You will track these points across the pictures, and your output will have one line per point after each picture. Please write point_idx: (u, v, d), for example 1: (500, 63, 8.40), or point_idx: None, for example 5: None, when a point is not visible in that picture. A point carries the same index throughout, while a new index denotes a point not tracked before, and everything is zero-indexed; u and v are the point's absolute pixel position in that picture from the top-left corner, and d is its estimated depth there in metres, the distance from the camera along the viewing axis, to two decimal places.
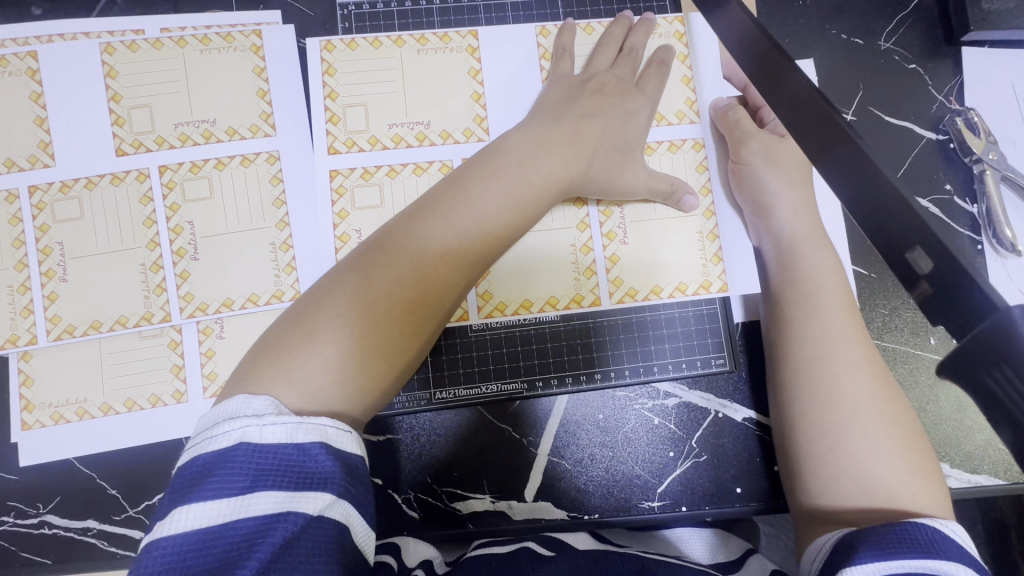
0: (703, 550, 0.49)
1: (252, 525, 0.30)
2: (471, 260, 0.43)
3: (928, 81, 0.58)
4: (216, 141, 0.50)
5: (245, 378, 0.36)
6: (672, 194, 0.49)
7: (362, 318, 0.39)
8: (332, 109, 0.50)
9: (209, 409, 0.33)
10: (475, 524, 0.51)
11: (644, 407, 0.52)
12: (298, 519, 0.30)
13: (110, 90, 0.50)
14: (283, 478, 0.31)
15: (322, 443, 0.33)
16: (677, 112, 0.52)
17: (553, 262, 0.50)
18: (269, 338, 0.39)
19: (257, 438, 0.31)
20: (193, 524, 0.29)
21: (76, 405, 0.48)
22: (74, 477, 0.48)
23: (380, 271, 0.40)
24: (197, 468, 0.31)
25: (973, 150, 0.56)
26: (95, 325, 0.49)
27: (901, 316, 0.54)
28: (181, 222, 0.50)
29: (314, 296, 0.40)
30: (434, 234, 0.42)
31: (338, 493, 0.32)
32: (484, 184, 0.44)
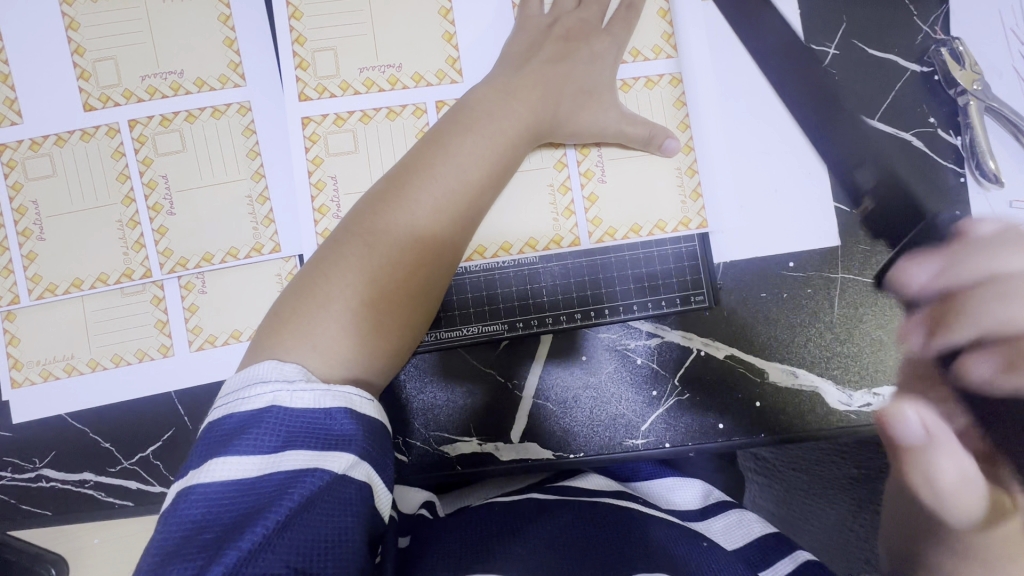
0: (694, 495, 0.51)
1: (282, 478, 0.31)
2: (461, 215, 0.43)
3: (914, 11, 0.56)
4: (185, 93, 0.49)
5: (262, 345, 0.37)
6: (651, 139, 0.49)
7: (373, 285, 0.39)
8: (298, 56, 0.48)
9: (240, 371, 0.34)
10: (463, 466, 0.52)
11: (626, 348, 0.53)
12: (324, 476, 0.31)
13: (72, 43, 0.49)
14: (311, 439, 0.32)
15: (347, 410, 0.33)
16: (653, 47, 0.51)
17: (530, 203, 0.50)
18: (280, 308, 0.39)
19: (287, 402, 0.32)
20: (225, 475, 0.31)
21: (64, 362, 0.49)
22: (66, 432, 0.49)
23: (377, 233, 0.41)
24: (230, 426, 0.32)
25: (958, 82, 0.54)
26: (77, 283, 0.49)
27: (880, 253, 0.54)
28: (155, 176, 0.49)
29: (319, 263, 0.40)
30: (425, 196, 0.42)
31: (361, 453, 0.33)
32: (464, 136, 0.44)
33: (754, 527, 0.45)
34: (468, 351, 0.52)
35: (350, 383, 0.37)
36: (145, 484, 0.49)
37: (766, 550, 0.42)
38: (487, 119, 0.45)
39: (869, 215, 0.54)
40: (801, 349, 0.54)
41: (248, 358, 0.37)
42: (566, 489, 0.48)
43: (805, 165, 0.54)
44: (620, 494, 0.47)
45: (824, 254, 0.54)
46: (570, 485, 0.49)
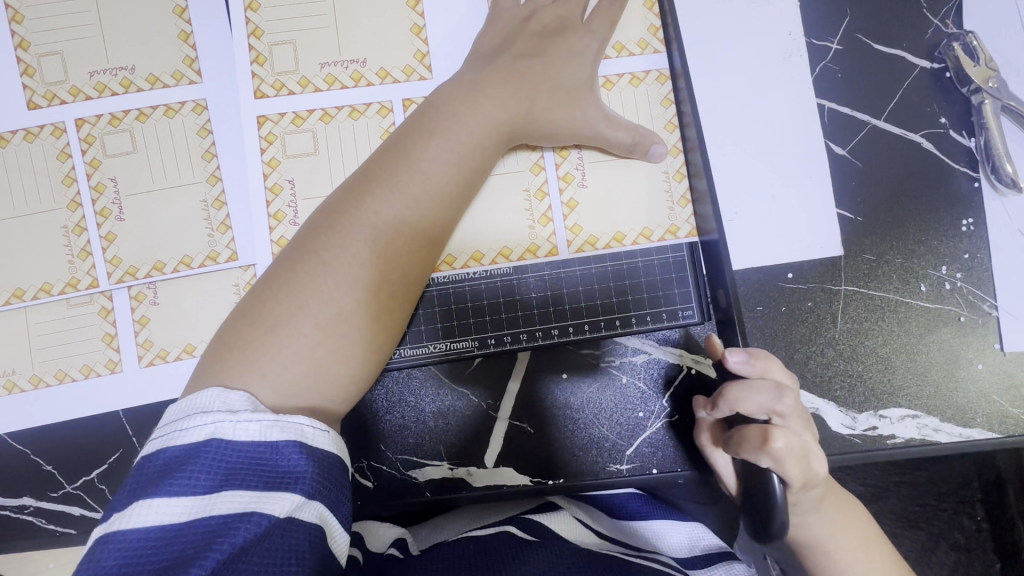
0: (681, 540, 0.48)
1: (215, 524, 0.28)
2: (426, 227, 0.40)
3: (923, 3, 0.52)
4: (137, 90, 0.46)
5: (205, 374, 0.34)
6: (636, 146, 0.45)
7: (327, 306, 0.36)
8: (253, 49, 0.45)
9: (182, 400, 0.31)
10: (433, 493, 0.48)
11: (610, 365, 0.49)
12: (263, 520, 0.29)
13: (16, 37, 0.46)
14: (253, 477, 0.29)
15: (296, 443, 0.31)
16: (639, 41, 0.47)
17: (507, 211, 0.46)
18: (225, 332, 0.36)
19: (229, 435, 0.30)
20: (150, 519, 0.27)
21: (4, 378, 0.46)
22: (5, 453, 0.46)
23: (332, 251, 0.37)
24: (163, 462, 0.29)
25: (972, 79, 0.50)
26: (19, 293, 0.46)
27: (888, 263, 0.51)
28: (103, 180, 0.46)
29: (268, 285, 0.37)
30: (386, 208, 0.38)
31: (309, 493, 0.30)
32: (426, 144, 0.40)
33: None
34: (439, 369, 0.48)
35: (300, 411, 0.34)
36: (89, 509, 0.46)
37: None
38: (453, 120, 0.41)
39: (873, 223, 0.51)
40: (799, 367, 0.50)
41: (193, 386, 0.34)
42: (545, 530, 0.44)
43: (806, 168, 0.50)
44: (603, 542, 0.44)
45: (826, 263, 0.51)
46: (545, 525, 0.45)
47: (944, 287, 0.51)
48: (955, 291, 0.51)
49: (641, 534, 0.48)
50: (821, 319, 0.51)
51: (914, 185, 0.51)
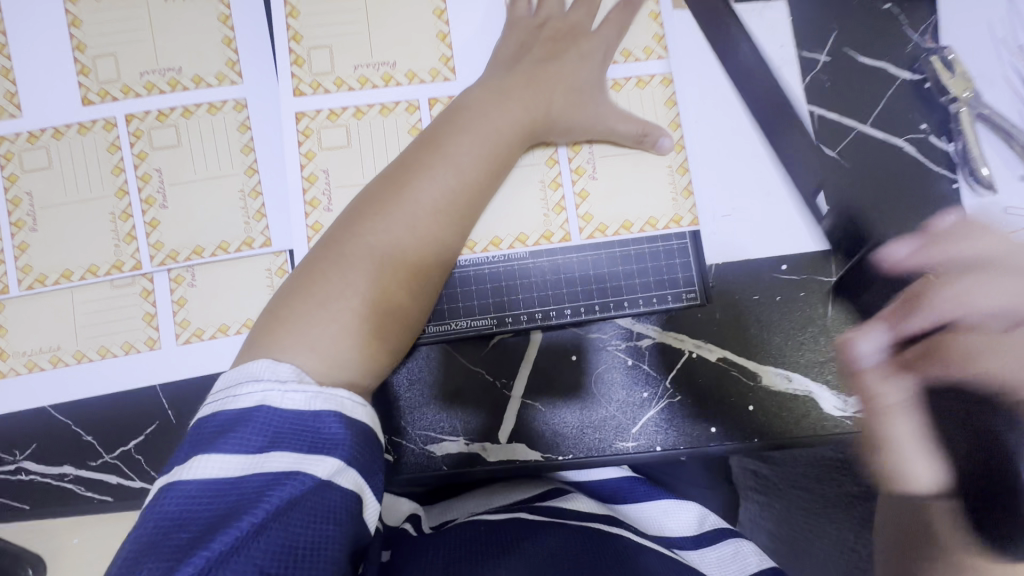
0: (685, 520, 0.51)
1: (264, 480, 0.31)
2: (456, 218, 0.44)
3: (904, 20, 0.57)
4: (183, 90, 0.50)
5: (257, 342, 0.37)
6: (645, 137, 0.50)
7: (377, 279, 0.40)
8: (295, 49, 0.49)
9: (236, 368, 0.34)
10: (450, 467, 0.51)
11: (618, 349, 0.52)
12: (306, 480, 0.31)
13: (74, 40, 0.50)
14: (298, 441, 0.32)
15: (337, 413, 0.33)
16: (644, 48, 0.53)
17: (524, 204, 0.50)
18: (273, 309, 0.39)
19: (277, 402, 0.33)
20: (208, 472, 0.31)
21: (50, 353, 0.49)
22: (48, 424, 0.48)
23: (376, 237, 0.41)
24: (219, 423, 0.32)
25: (951, 89, 0.55)
26: (67, 274, 0.49)
27: (875, 257, 0.55)
28: (149, 170, 0.50)
29: (314, 265, 0.40)
30: (424, 198, 0.42)
31: (347, 460, 0.33)
32: (456, 138, 0.44)
33: (750, 559, 0.45)
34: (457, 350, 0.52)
35: (338, 377, 0.37)
36: (125, 479, 0.48)
37: None
38: (480, 117, 0.45)
39: (861, 220, 0.55)
40: (794, 353, 0.53)
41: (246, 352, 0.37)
42: (561, 511, 0.47)
43: (797, 167, 0.54)
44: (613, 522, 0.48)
45: (819, 256, 0.54)
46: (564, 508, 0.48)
47: None
48: None
49: (644, 515, 0.51)
50: (815, 308, 0.53)
51: (897, 185, 0.55)
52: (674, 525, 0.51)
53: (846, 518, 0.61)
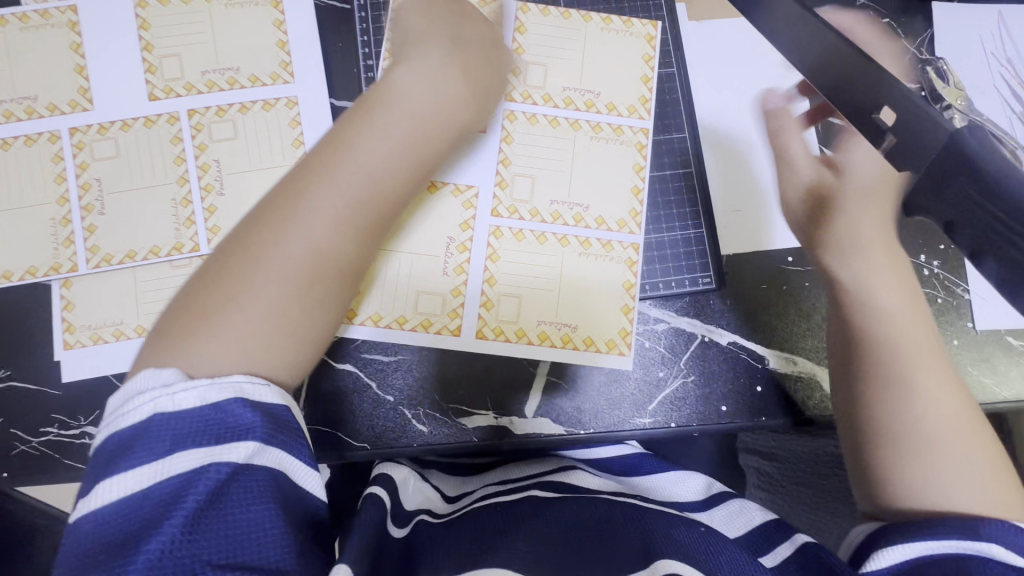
0: (696, 485, 0.56)
1: (174, 483, 0.31)
2: (397, 173, 0.44)
3: (901, 34, 0.62)
4: (240, 87, 0.55)
5: (172, 328, 0.37)
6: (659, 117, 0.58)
7: (311, 257, 0.40)
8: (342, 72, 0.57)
9: (121, 387, 0.34)
10: (479, 438, 0.55)
11: (636, 331, 0.56)
12: (221, 470, 0.32)
13: (143, 41, 0.54)
14: (201, 436, 0.33)
15: (238, 398, 0.34)
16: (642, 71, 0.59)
17: (605, 189, 0.57)
18: (193, 290, 0.39)
19: (168, 406, 0.33)
20: (115, 494, 0.31)
21: (114, 327, 0.53)
22: (112, 392, 0.52)
23: (320, 190, 0.41)
24: (111, 446, 0.32)
25: (944, 97, 0.60)
26: (131, 254, 0.53)
27: None
28: (208, 160, 0.54)
29: (253, 224, 0.40)
30: (377, 147, 0.43)
31: (263, 439, 0.34)
32: (380, 110, 0.45)
33: (754, 514, 0.48)
34: (585, 333, 0.56)
35: None
36: None
37: (767, 535, 0.45)
38: (407, 85, 0.46)
39: None
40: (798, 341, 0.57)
41: (161, 344, 0.37)
42: (570, 489, 0.51)
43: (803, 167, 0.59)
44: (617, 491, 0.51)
45: None
46: (570, 482, 0.52)
47: (925, 273, 0.59)
48: (934, 276, 0.59)
49: (656, 485, 0.55)
50: (818, 297, 0.57)
51: None
52: (684, 491, 0.55)
53: (847, 512, 0.67)
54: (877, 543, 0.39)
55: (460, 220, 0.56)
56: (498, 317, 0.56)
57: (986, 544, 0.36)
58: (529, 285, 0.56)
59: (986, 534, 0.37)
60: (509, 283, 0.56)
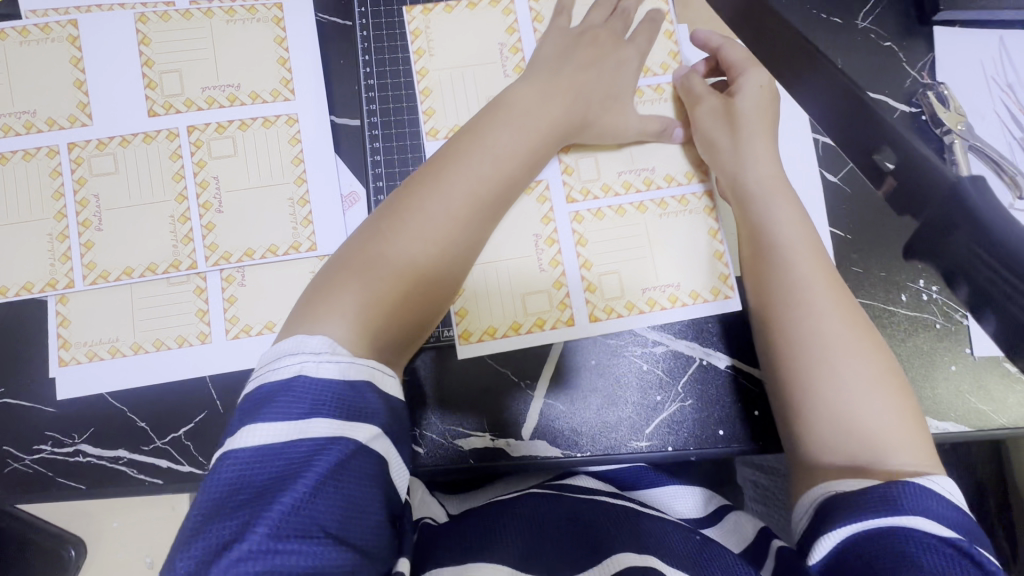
0: (693, 505, 0.56)
1: (310, 445, 0.34)
2: (506, 176, 0.49)
3: (903, 58, 0.62)
4: (241, 105, 0.55)
5: (311, 300, 0.42)
6: (664, 132, 0.57)
7: (412, 253, 0.44)
8: (345, 86, 0.56)
9: (274, 344, 0.38)
10: (476, 460, 0.55)
11: (635, 354, 0.56)
12: (347, 445, 0.35)
13: (143, 56, 0.54)
14: (336, 408, 0.36)
15: (368, 382, 0.38)
16: (662, 64, 0.59)
17: (669, 148, 0.58)
18: (331, 268, 0.44)
19: (314, 372, 0.36)
20: (259, 439, 0.34)
21: (109, 343, 0.52)
22: (106, 410, 0.52)
23: (449, 179, 0.47)
24: (261, 395, 0.36)
25: (944, 121, 0.60)
26: (128, 271, 0.53)
27: (874, 275, 0.59)
28: (208, 178, 0.54)
29: (388, 208, 0.46)
30: (500, 140, 0.50)
31: (380, 427, 0.37)
32: (472, 151, 0.49)
33: (748, 524, 0.50)
34: (690, 288, 0.56)
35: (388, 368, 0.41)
36: (175, 463, 0.52)
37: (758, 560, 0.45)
38: (498, 129, 0.50)
39: (860, 239, 0.59)
40: None
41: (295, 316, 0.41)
42: (572, 488, 0.53)
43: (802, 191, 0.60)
44: (618, 494, 0.53)
45: None
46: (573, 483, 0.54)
47: (924, 298, 0.59)
48: (933, 301, 0.59)
49: (657, 499, 0.56)
50: None
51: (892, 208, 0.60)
52: (683, 508, 0.55)
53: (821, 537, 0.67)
54: (818, 534, 0.40)
55: (539, 216, 0.57)
56: (604, 297, 0.56)
57: (909, 516, 0.36)
58: (622, 257, 0.57)
59: (908, 506, 0.37)
60: (602, 261, 0.57)
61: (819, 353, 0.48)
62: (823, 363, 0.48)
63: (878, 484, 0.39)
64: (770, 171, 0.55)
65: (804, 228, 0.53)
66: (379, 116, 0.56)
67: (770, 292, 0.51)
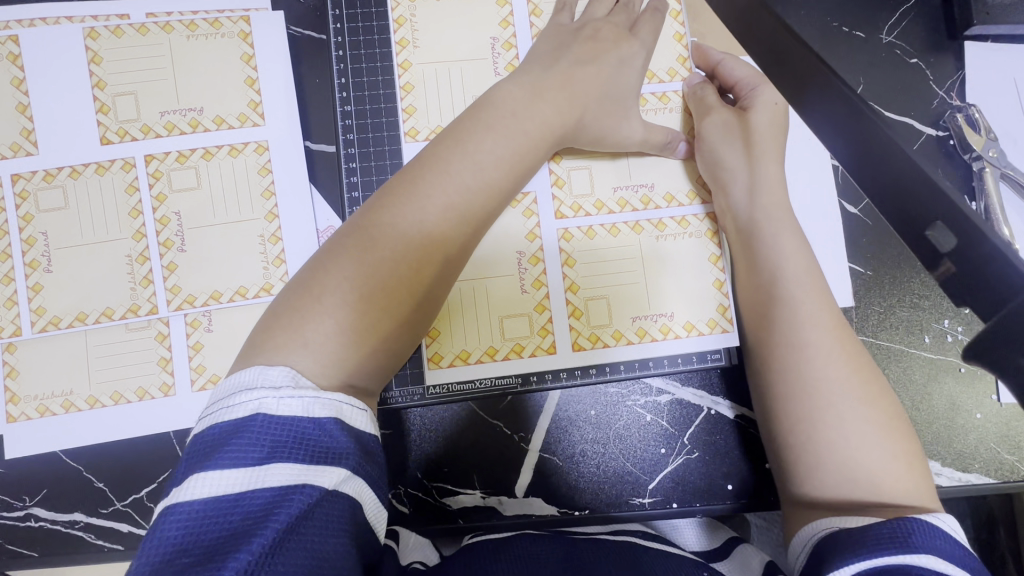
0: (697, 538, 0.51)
1: (268, 494, 0.28)
2: (488, 196, 0.43)
3: (930, 75, 0.57)
4: (203, 130, 0.49)
5: (259, 344, 0.36)
6: (668, 145, 0.51)
7: (374, 278, 0.38)
8: (319, 103, 0.51)
9: (226, 379, 0.32)
10: (465, 519, 0.50)
11: (637, 403, 0.52)
12: (313, 492, 0.29)
13: (94, 77, 0.49)
14: (299, 450, 0.30)
15: (336, 419, 0.32)
16: (669, 69, 0.53)
17: (670, 163, 0.52)
18: (283, 301, 0.38)
19: (273, 410, 0.31)
20: (208, 490, 0.28)
21: (62, 398, 0.48)
22: (61, 470, 0.48)
23: (432, 184, 0.41)
24: (213, 437, 0.30)
25: (973, 146, 0.55)
26: (81, 317, 0.48)
27: (895, 314, 0.55)
28: (168, 213, 0.49)
29: (361, 221, 0.40)
30: (485, 146, 0.44)
31: (352, 468, 0.31)
32: (453, 162, 0.42)
33: (753, 557, 0.44)
34: (685, 318, 0.51)
35: None
36: (137, 527, 0.47)
37: None
38: (483, 134, 0.44)
39: (881, 273, 0.55)
40: None
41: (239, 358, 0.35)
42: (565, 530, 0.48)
43: (817, 221, 0.55)
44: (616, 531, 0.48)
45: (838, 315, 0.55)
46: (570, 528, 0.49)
47: (947, 339, 0.54)
48: (957, 344, 0.55)
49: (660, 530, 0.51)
50: None
51: None
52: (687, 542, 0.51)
53: None
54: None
55: (525, 230, 0.51)
56: (591, 324, 0.51)
57: (922, 556, 0.31)
58: (612, 282, 0.51)
59: (921, 546, 0.31)
60: (592, 285, 0.51)
61: (818, 399, 0.42)
62: (817, 409, 0.42)
63: (887, 521, 0.34)
64: (778, 197, 0.49)
65: (808, 254, 0.47)
66: (356, 147, 0.50)
67: (777, 326, 0.46)
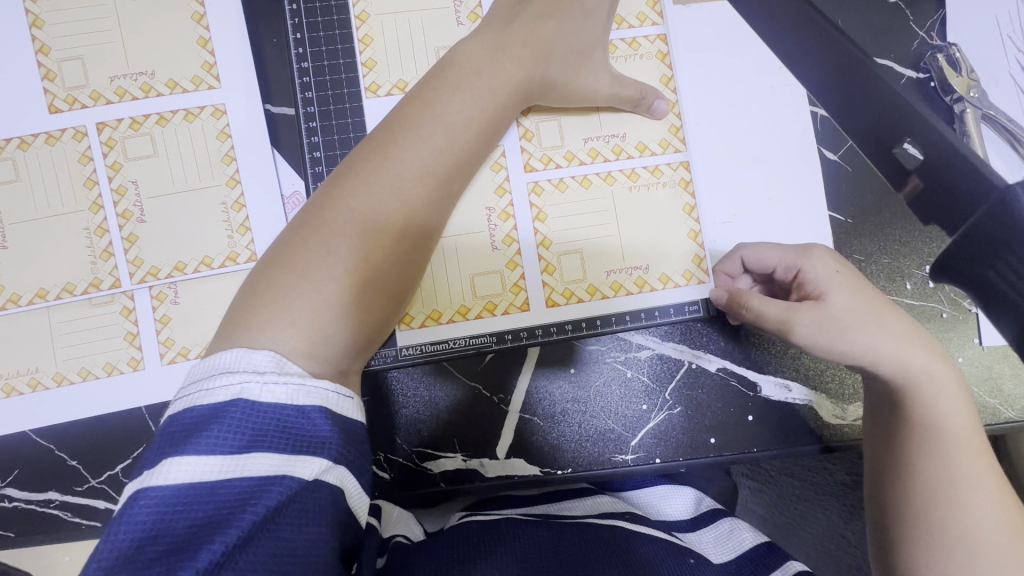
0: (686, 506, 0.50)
1: (246, 485, 0.27)
2: (456, 154, 0.42)
3: (911, 16, 0.55)
4: (156, 95, 0.47)
5: (230, 325, 0.34)
6: (642, 100, 0.49)
7: (356, 248, 0.37)
8: (274, 63, 0.49)
9: (204, 358, 0.30)
10: (447, 483, 0.50)
11: (617, 360, 0.51)
12: (293, 484, 0.28)
13: (37, 41, 0.47)
14: (281, 441, 0.28)
15: (322, 408, 0.30)
16: (638, 14, 0.51)
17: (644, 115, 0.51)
18: (258, 277, 0.36)
19: (255, 396, 0.29)
20: (183, 477, 0.26)
21: (28, 375, 0.47)
22: (32, 450, 0.47)
23: (404, 149, 0.40)
24: (190, 420, 0.28)
25: (954, 88, 0.54)
26: (42, 293, 0.47)
27: (876, 262, 0.52)
28: (125, 182, 0.47)
29: (327, 188, 0.39)
30: (453, 103, 0.42)
31: (336, 458, 0.30)
32: (414, 118, 0.41)
33: (745, 536, 0.42)
34: (661, 272, 0.51)
35: None
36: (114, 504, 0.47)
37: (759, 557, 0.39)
38: (449, 94, 0.42)
39: (864, 215, 0.52)
40: (789, 360, 0.51)
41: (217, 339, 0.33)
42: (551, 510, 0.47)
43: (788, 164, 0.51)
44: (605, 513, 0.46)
45: None
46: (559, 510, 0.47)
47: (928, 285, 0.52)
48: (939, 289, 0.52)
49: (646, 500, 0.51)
50: None
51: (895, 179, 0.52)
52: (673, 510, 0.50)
53: (836, 505, 0.62)
54: None
55: (494, 186, 0.50)
56: (565, 279, 0.50)
57: None
58: (585, 235, 0.50)
59: None
60: (564, 240, 0.50)
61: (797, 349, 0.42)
62: None
63: None
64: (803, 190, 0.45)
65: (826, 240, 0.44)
66: (317, 105, 0.48)
67: None
